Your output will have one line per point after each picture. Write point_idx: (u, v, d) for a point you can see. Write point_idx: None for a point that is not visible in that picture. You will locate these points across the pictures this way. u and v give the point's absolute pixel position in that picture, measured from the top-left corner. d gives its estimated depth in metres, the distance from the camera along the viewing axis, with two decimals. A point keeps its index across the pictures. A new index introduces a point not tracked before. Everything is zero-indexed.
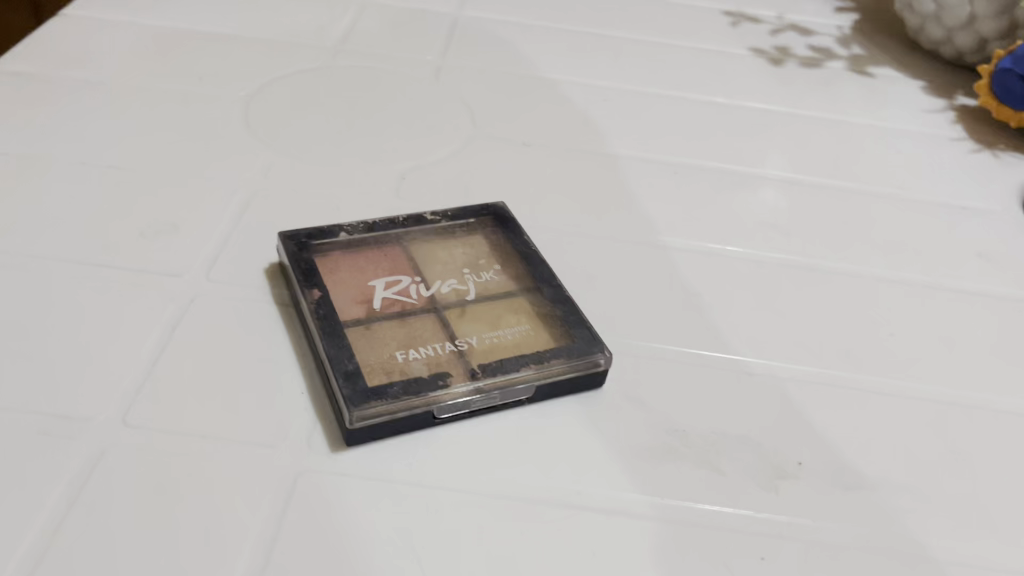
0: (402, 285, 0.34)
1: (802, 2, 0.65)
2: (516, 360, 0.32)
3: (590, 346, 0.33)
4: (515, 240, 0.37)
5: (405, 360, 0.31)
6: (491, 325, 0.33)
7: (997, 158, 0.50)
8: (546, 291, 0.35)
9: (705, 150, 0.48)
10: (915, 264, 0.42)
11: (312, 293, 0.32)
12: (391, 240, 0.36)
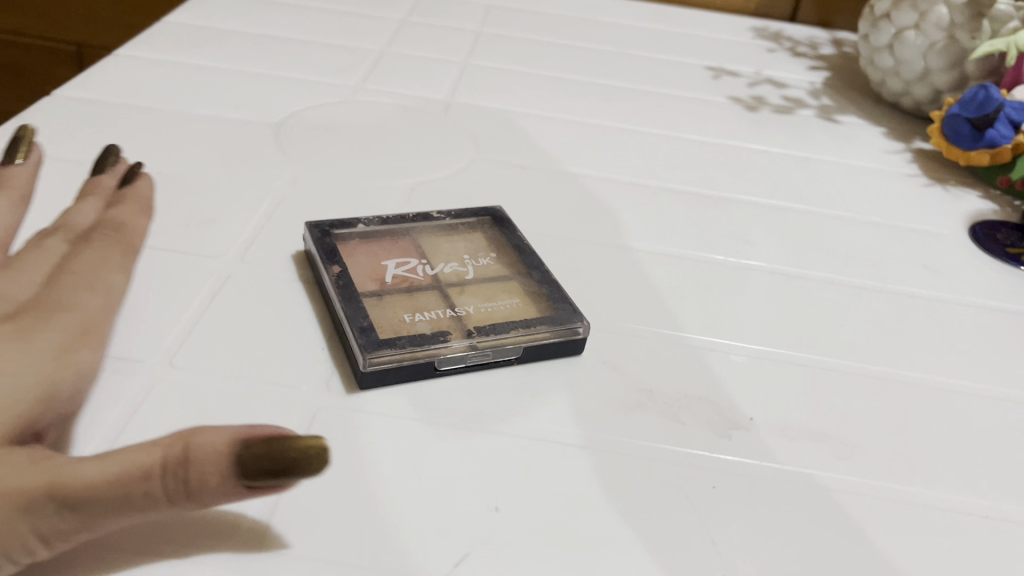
0: (410, 266, 0.41)
1: (779, 63, 0.75)
2: (507, 324, 0.37)
3: (571, 316, 0.38)
4: (509, 236, 0.44)
5: (412, 321, 0.37)
6: (486, 298, 0.39)
7: (948, 191, 0.58)
8: (533, 274, 0.41)
9: (680, 175, 0.57)
10: (862, 271, 0.49)
11: (333, 268, 0.39)
12: (403, 234, 0.43)
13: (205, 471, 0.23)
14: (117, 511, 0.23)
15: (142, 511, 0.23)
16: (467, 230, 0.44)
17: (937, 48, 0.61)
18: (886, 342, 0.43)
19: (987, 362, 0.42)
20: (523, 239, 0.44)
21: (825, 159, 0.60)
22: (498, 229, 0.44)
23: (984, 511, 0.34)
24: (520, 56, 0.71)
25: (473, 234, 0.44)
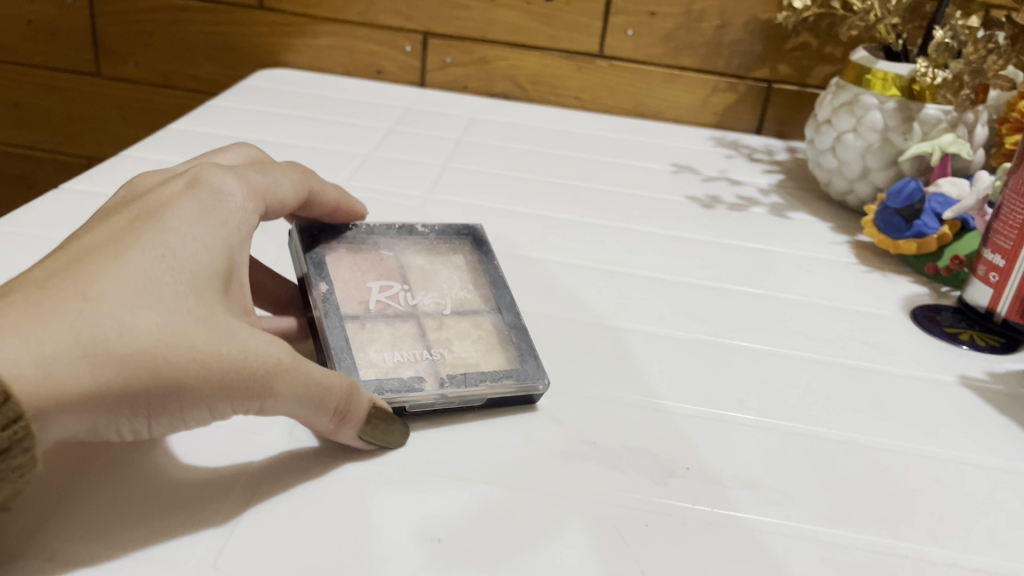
0: (392, 290, 0.44)
1: (737, 167, 0.81)
2: (477, 376, 0.40)
3: (536, 373, 0.41)
4: (485, 265, 0.48)
5: (389, 360, 0.40)
6: (460, 341, 0.42)
7: (889, 278, 0.62)
8: (506, 316, 0.44)
9: (638, 261, 0.61)
10: (803, 344, 0.52)
11: (319, 285, 0.43)
12: (386, 250, 0.47)
13: (357, 410, 0.35)
14: (305, 406, 0.34)
15: (315, 415, 0.35)
16: (445, 252, 0.49)
17: (873, 148, 0.67)
18: (821, 405, 0.46)
19: (916, 424, 0.45)
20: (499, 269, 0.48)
21: (780, 250, 0.65)
22: (474, 256, 0.49)
23: (902, 551, 0.36)
24: (495, 160, 0.76)
25: (454, 258, 0.48)
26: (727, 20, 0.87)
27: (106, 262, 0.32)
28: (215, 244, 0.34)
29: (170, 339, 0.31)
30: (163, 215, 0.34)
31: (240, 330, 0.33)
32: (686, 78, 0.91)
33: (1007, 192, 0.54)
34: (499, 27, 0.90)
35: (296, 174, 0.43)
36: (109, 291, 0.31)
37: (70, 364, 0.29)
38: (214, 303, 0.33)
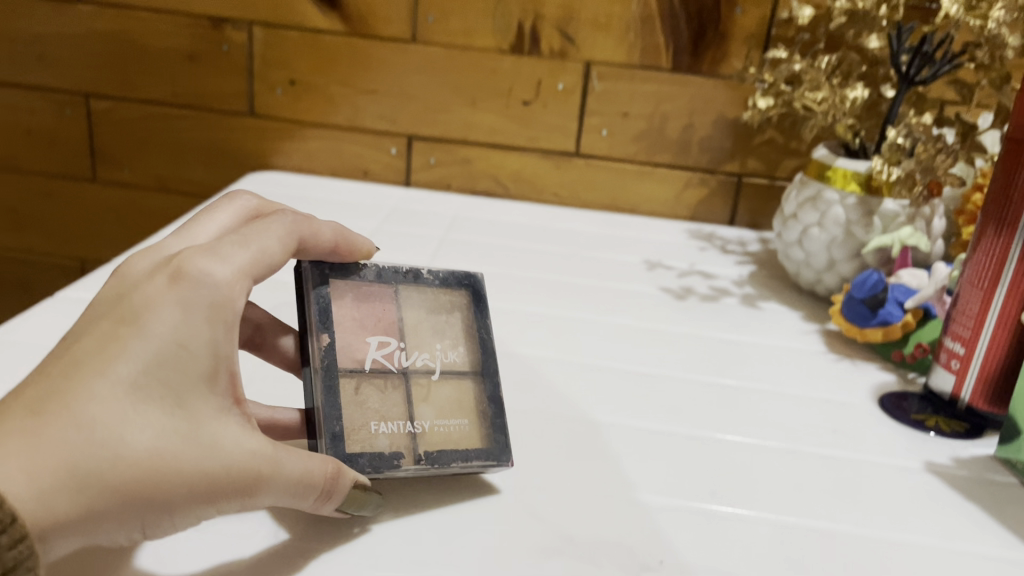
0: (389, 346, 0.44)
1: (710, 258, 0.84)
2: (451, 455, 0.42)
3: (502, 453, 0.44)
4: (479, 323, 0.48)
5: (374, 432, 0.41)
6: (442, 414, 0.43)
7: (857, 365, 0.64)
8: (487, 386, 0.46)
9: (614, 354, 0.63)
10: (775, 433, 0.54)
11: (322, 340, 0.42)
12: (388, 295, 0.46)
13: (341, 490, 0.38)
14: (290, 495, 0.37)
15: (301, 499, 0.37)
16: (444, 300, 0.48)
17: (837, 241, 0.70)
18: (793, 494, 0.47)
19: (885, 511, 0.47)
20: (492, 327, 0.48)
21: (753, 340, 0.67)
22: (474, 311, 0.48)
23: None
24: (476, 258, 0.79)
25: (452, 310, 0.47)
26: (696, 118, 0.91)
27: (94, 391, 0.32)
28: (200, 351, 0.34)
29: (159, 465, 0.33)
30: (146, 320, 0.33)
31: (223, 441, 0.35)
32: (659, 173, 0.95)
33: (959, 288, 0.58)
34: (479, 129, 0.94)
35: (287, 231, 0.39)
36: (99, 426, 0.32)
37: (63, 504, 0.31)
38: (203, 414, 0.34)
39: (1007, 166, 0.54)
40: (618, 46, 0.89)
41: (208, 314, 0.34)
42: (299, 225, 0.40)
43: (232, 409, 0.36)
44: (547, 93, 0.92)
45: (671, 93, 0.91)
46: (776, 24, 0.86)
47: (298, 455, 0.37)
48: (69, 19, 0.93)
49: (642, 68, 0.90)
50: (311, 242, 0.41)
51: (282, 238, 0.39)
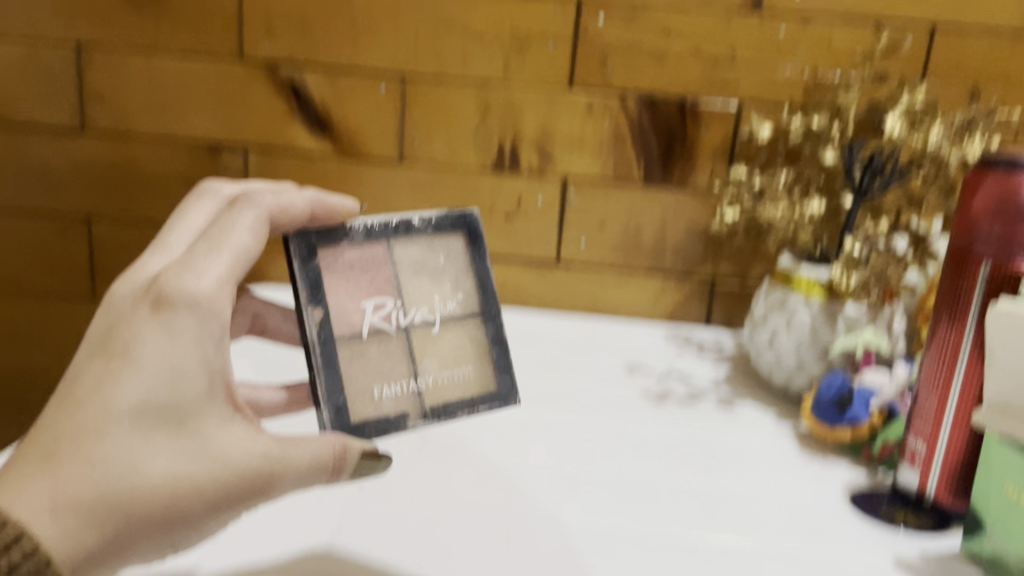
0: (386, 309, 0.57)
1: (687, 360, 0.88)
2: (459, 405, 0.58)
3: (508, 397, 0.59)
4: (476, 263, 0.60)
5: (379, 397, 0.56)
6: (447, 363, 0.58)
7: (829, 465, 0.68)
8: (489, 327, 0.60)
9: (598, 460, 0.66)
10: (752, 536, 0.57)
11: (317, 313, 0.55)
12: (381, 244, 0.58)
13: (347, 465, 0.51)
14: (295, 481, 0.49)
15: (308, 482, 0.50)
16: (444, 243, 0.60)
17: (805, 344, 0.74)
18: None
19: None
20: (490, 279, 0.60)
21: (730, 441, 0.70)
22: (467, 252, 0.60)
23: None
24: None
25: (449, 252, 0.60)
26: (669, 226, 0.97)
27: (107, 422, 0.44)
28: (187, 364, 0.46)
29: (169, 471, 0.45)
30: (139, 353, 0.45)
31: (218, 441, 0.47)
32: (637, 278, 0.99)
33: (917, 391, 0.62)
34: None
35: (258, 224, 0.52)
36: (114, 450, 0.43)
37: (97, 528, 0.43)
38: (205, 428, 0.46)
39: (949, 275, 0.59)
40: (593, 162, 0.95)
41: (188, 330, 0.46)
42: (275, 202, 0.53)
43: (231, 417, 0.48)
44: (528, 206, 0.97)
45: (644, 203, 0.96)
46: (739, 138, 0.93)
47: (301, 447, 0.49)
48: (74, 147, 0.98)
49: (616, 180, 0.96)
50: (286, 219, 0.54)
51: (260, 219, 0.52)
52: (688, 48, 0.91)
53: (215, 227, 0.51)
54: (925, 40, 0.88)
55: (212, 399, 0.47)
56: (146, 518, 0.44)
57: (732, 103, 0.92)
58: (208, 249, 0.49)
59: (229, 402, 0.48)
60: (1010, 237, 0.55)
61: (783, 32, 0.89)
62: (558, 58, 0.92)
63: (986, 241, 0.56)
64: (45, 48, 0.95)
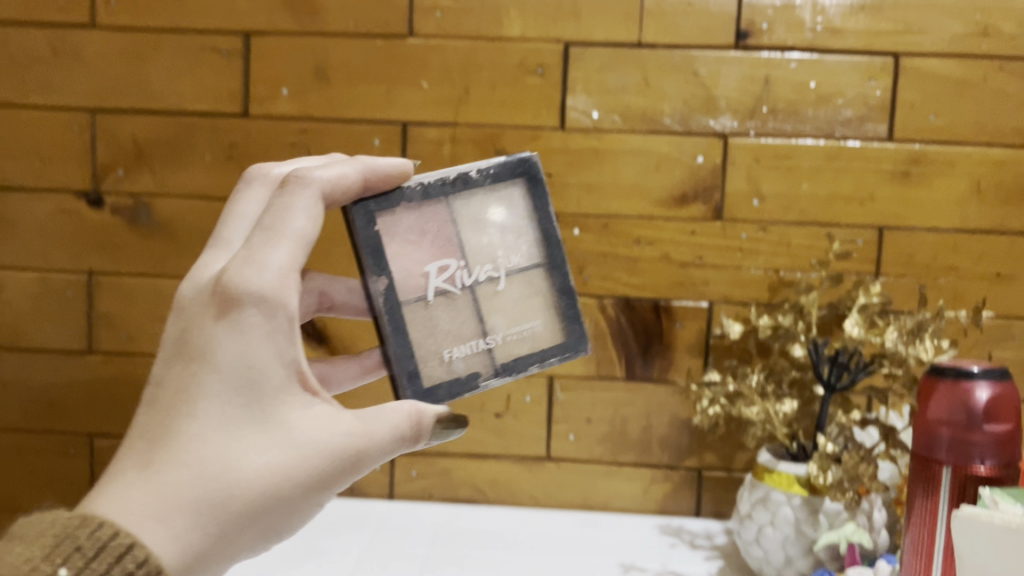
0: (449, 270, 0.66)
1: None
2: (526, 360, 0.68)
3: (576, 344, 0.70)
4: (536, 209, 0.69)
5: (449, 358, 0.66)
6: (513, 320, 0.68)
7: None
8: (555, 276, 0.70)
9: None
10: None
11: (381, 280, 0.64)
12: (441, 202, 0.67)
13: (426, 429, 0.60)
14: (382, 450, 0.58)
15: (393, 448, 0.59)
16: (505, 190, 0.69)
17: (791, 539, 0.77)
18: None
19: None
20: (547, 230, 0.70)
21: None
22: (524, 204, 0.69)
23: None
24: None
25: (510, 199, 0.69)
26: (653, 419, 1.00)
27: (200, 432, 0.52)
28: (264, 365, 0.54)
29: (260, 466, 0.53)
30: (219, 360, 0.53)
31: (299, 427, 0.55)
32: (626, 471, 1.02)
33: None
34: (457, 441, 1.02)
35: (314, 199, 0.58)
36: (211, 454, 0.52)
37: (205, 523, 0.51)
38: (285, 417, 0.55)
39: (917, 480, 0.63)
40: (577, 361, 1.00)
41: (251, 321, 0.53)
42: (329, 177, 0.59)
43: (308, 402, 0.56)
44: (516, 405, 1.01)
45: (628, 398, 1.00)
46: (712, 335, 0.98)
47: (382, 421, 0.58)
48: (80, 368, 1.02)
49: (599, 378, 1.01)
50: (337, 196, 0.60)
51: (304, 190, 0.57)
52: (659, 254, 0.98)
53: (268, 210, 0.57)
54: (875, 241, 0.96)
55: (291, 388, 0.55)
56: (248, 505, 0.53)
57: (703, 302, 0.98)
58: (261, 237, 0.55)
59: (307, 386, 0.56)
60: (966, 438, 0.59)
61: (745, 237, 0.97)
62: None
63: (946, 445, 0.60)
64: (58, 275, 1.01)
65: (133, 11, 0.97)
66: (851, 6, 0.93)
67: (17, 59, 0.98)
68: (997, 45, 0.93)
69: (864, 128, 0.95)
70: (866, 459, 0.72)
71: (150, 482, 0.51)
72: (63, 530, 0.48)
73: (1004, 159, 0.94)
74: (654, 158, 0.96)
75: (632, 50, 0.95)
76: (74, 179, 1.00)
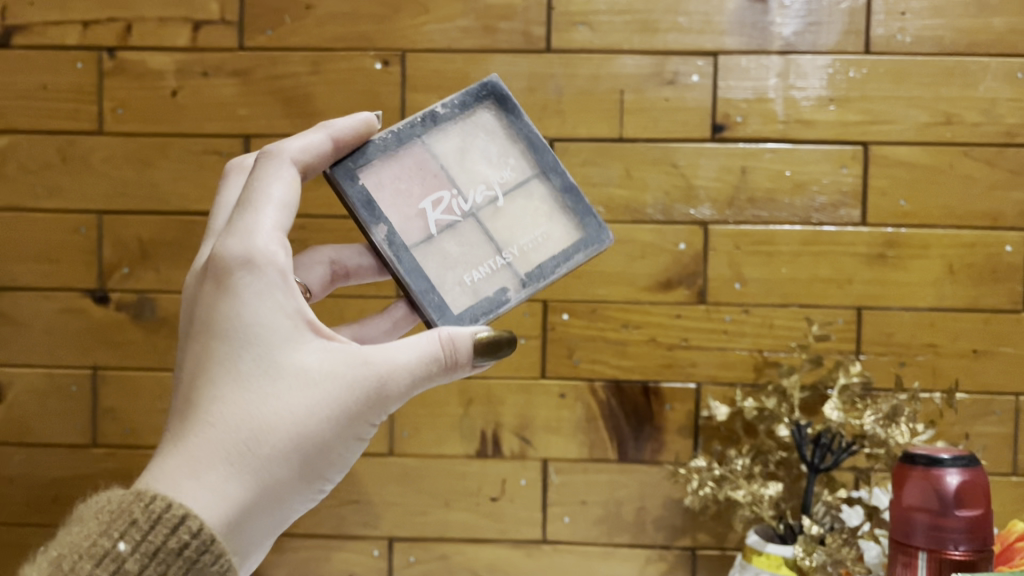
0: (445, 202, 0.68)
1: None
2: (551, 265, 0.68)
3: (598, 235, 0.69)
4: (512, 119, 0.70)
5: (472, 282, 0.67)
6: (525, 230, 0.69)
7: None
8: (553, 177, 0.70)
9: None
10: None
11: (380, 228, 0.66)
12: (419, 142, 0.68)
13: (458, 348, 0.60)
14: (410, 377, 0.59)
15: (424, 376, 0.59)
16: (475, 115, 0.70)
17: None
18: None
19: None
20: (531, 139, 0.70)
21: None
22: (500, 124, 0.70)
23: None
24: None
25: (482, 123, 0.70)
26: (646, 501, 1.02)
27: (221, 394, 0.56)
28: (268, 319, 0.57)
29: (285, 412, 0.56)
30: (222, 326, 0.57)
31: (310, 368, 0.57)
32: (621, 552, 1.03)
33: None
34: (454, 526, 1.03)
35: (286, 165, 0.62)
36: (231, 410, 0.56)
37: (239, 472, 0.55)
38: (293, 360, 0.57)
39: (898, 560, 0.70)
40: (570, 445, 1.02)
41: (240, 276, 0.57)
42: (300, 148, 0.63)
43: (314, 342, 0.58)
44: (512, 489, 1.03)
45: (621, 480, 1.02)
46: (701, 417, 1.01)
47: (407, 348, 0.59)
48: (84, 462, 1.05)
49: (592, 460, 1.03)
50: (318, 165, 0.65)
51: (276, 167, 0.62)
52: (646, 338, 1.01)
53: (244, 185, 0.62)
54: (855, 321, 0.99)
55: (303, 336, 0.58)
56: (282, 450, 0.56)
57: (691, 384, 1.01)
58: (239, 208, 0.60)
59: (320, 332, 0.59)
60: (940, 523, 0.67)
61: (729, 320, 1.00)
62: (531, 353, 1.02)
63: (922, 528, 0.68)
64: (64, 372, 1.04)
65: (139, 118, 1.02)
66: (820, 100, 0.98)
67: (28, 166, 1.03)
68: (960, 132, 0.98)
69: (839, 213, 0.99)
70: (847, 539, 0.78)
71: (184, 451, 0.55)
72: (117, 507, 0.53)
73: (974, 240, 0.98)
74: (638, 246, 1.00)
75: (614, 144, 1.00)
76: (80, 278, 1.03)
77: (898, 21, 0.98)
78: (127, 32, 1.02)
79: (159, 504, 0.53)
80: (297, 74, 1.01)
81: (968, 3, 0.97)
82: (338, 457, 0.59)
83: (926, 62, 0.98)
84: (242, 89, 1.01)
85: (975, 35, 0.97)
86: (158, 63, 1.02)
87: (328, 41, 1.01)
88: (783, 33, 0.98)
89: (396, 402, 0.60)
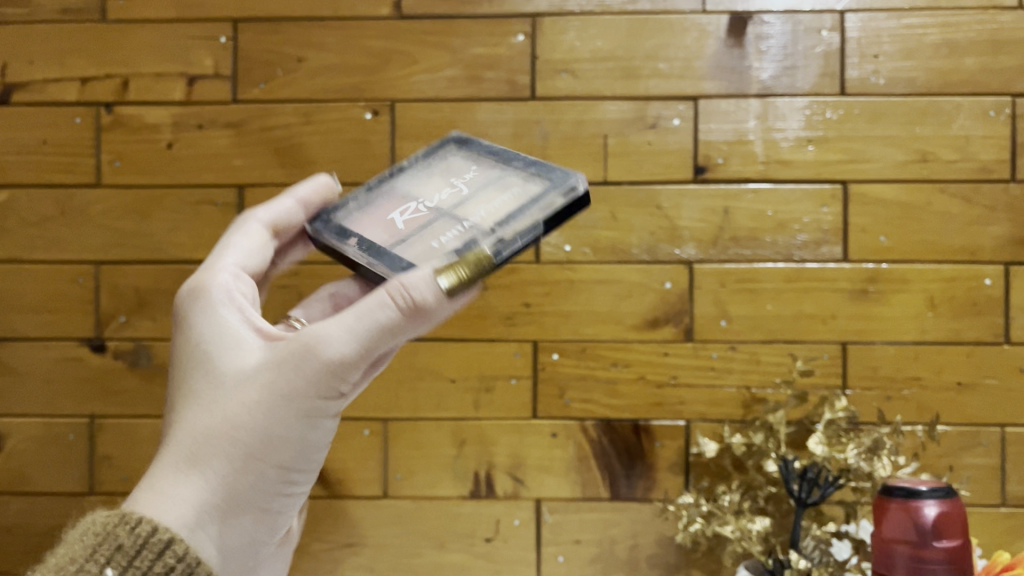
0: (412, 209, 0.69)
1: None
2: (523, 210, 0.64)
3: (568, 180, 0.65)
4: (473, 150, 0.75)
5: (440, 244, 0.64)
6: (494, 200, 0.67)
7: None
8: (517, 165, 0.70)
9: None
10: None
11: (351, 241, 0.68)
12: (390, 182, 0.73)
13: (408, 288, 0.56)
14: (347, 336, 0.57)
15: (370, 329, 0.57)
16: (442, 156, 0.75)
17: None
18: None
19: None
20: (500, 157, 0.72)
21: None
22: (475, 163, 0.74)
23: None
24: None
25: (448, 160, 0.75)
26: (639, 538, 1.03)
27: (179, 410, 0.61)
28: (211, 334, 0.63)
29: (225, 412, 0.60)
30: (178, 355, 0.64)
31: (251, 367, 0.61)
32: None
33: None
34: (449, 568, 1.04)
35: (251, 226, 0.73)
36: (184, 421, 0.61)
37: (194, 471, 0.59)
38: (237, 362, 0.61)
39: None
40: (563, 483, 1.03)
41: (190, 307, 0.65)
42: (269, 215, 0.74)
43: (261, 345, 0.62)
44: (506, 529, 1.04)
45: (614, 518, 1.03)
46: (691, 454, 1.02)
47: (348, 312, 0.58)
48: (81, 510, 1.05)
49: (585, 498, 1.03)
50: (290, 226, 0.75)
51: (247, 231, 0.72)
52: (635, 376, 1.02)
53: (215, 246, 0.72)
54: (840, 356, 1.01)
55: (245, 343, 0.63)
56: (232, 447, 0.59)
57: (681, 421, 1.02)
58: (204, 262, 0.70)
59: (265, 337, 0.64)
60: (920, 555, 0.68)
61: (716, 356, 1.02)
62: (522, 393, 1.03)
63: (904, 560, 0.69)
64: (62, 421, 1.05)
65: (136, 170, 1.05)
66: (799, 141, 1.01)
67: (27, 219, 1.06)
68: (937, 169, 1.01)
69: (821, 250, 1.01)
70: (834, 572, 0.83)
71: (152, 466, 0.61)
72: (101, 530, 0.56)
73: (954, 275, 1.00)
74: (625, 286, 1.02)
75: (599, 187, 1.02)
76: (78, 328, 1.05)
77: (871, 63, 1.01)
78: (124, 88, 1.05)
79: (138, 524, 0.56)
80: (289, 125, 1.04)
81: (938, 45, 1.00)
82: (292, 442, 0.61)
83: (901, 102, 1.01)
84: (236, 140, 1.04)
85: (947, 75, 1.01)
86: (154, 117, 1.05)
87: (319, 93, 1.04)
88: (760, 77, 1.01)
89: (343, 376, 0.59)
